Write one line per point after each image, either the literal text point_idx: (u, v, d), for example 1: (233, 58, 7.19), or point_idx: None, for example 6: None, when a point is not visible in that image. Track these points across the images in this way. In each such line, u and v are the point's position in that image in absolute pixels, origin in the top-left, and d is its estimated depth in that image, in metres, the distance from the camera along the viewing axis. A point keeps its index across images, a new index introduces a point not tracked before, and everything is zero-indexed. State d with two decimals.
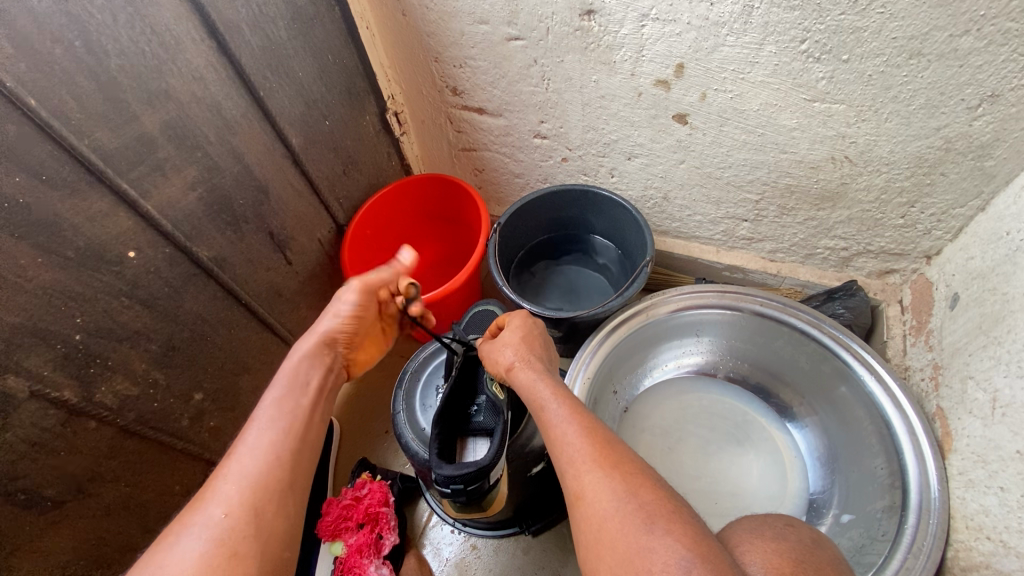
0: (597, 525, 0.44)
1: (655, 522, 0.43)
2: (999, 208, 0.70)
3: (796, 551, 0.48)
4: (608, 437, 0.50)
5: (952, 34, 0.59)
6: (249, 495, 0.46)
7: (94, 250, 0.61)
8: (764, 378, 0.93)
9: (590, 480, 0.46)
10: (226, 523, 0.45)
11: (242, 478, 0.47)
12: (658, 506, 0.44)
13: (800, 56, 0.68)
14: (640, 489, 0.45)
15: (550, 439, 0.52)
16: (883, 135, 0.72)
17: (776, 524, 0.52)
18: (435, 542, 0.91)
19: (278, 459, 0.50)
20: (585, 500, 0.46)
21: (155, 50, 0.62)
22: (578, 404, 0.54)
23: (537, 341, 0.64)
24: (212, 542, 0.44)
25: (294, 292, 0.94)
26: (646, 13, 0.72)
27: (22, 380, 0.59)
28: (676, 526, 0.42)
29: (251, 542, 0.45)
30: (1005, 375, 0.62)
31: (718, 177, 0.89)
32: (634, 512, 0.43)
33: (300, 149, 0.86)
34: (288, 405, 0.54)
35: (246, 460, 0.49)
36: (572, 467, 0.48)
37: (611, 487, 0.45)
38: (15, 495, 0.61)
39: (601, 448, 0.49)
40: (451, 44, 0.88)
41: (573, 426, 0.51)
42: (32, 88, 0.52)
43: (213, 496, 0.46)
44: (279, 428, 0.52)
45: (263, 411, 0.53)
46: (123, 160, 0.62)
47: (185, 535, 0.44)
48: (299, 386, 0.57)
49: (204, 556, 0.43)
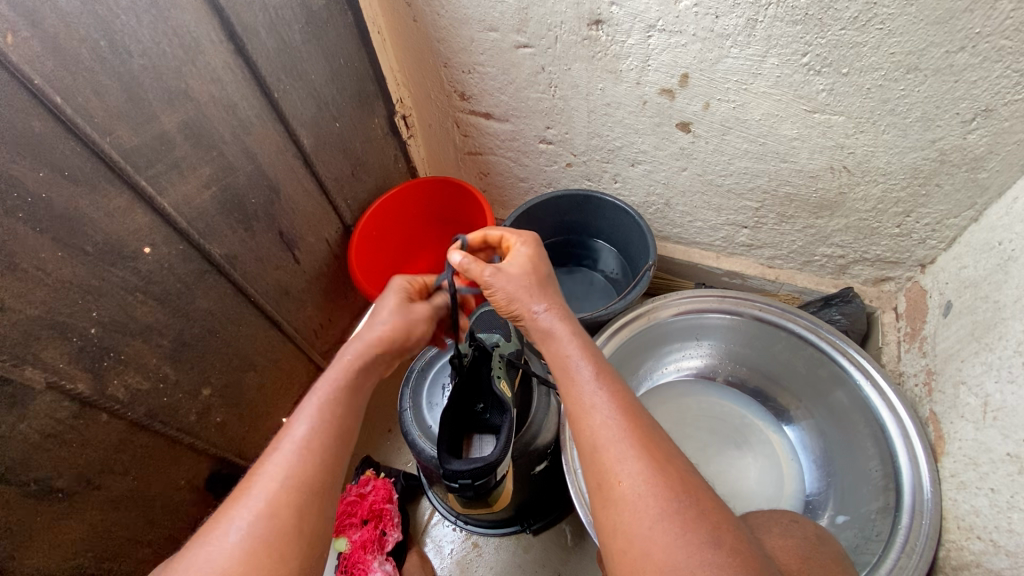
0: (648, 523, 0.42)
1: (718, 536, 0.41)
2: (992, 219, 0.72)
3: (803, 547, 0.51)
4: (649, 424, 0.49)
5: (949, 50, 0.61)
6: (293, 496, 0.46)
7: (112, 246, 0.63)
8: (761, 381, 0.95)
9: (642, 474, 0.44)
10: (270, 522, 0.44)
11: (287, 476, 0.46)
12: (716, 516, 0.43)
13: (801, 69, 0.70)
14: (698, 494, 0.44)
15: (580, 414, 0.49)
16: (880, 146, 0.74)
17: (782, 520, 0.54)
18: (437, 540, 0.92)
19: (324, 460, 0.48)
20: (635, 493, 0.44)
21: (176, 51, 0.64)
22: (613, 378, 0.52)
23: (549, 278, 0.60)
24: (255, 540, 0.44)
25: (300, 291, 0.95)
26: (653, 24, 0.74)
27: (39, 372, 0.60)
28: (733, 541, 0.42)
29: (293, 544, 0.45)
30: (997, 381, 0.64)
31: (719, 184, 0.91)
32: (693, 518, 0.42)
33: (310, 149, 0.88)
34: (338, 403, 0.51)
35: (292, 456, 0.47)
36: (616, 453, 0.46)
37: (666, 486, 0.44)
38: (28, 485, 0.62)
39: (647, 441, 0.46)
40: (460, 50, 0.90)
41: (613, 406, 0.49)
42: (58, 86, 0.54)
43: (257, 494, 0.45)
44: (329, 427, 0.50)
45: (312, 401, 0.51)
46: (142, 157, 0.63)
47: (228, 530, 0.44)
48: (352, 385, 0.53)
49: (246, 557, 0.43)
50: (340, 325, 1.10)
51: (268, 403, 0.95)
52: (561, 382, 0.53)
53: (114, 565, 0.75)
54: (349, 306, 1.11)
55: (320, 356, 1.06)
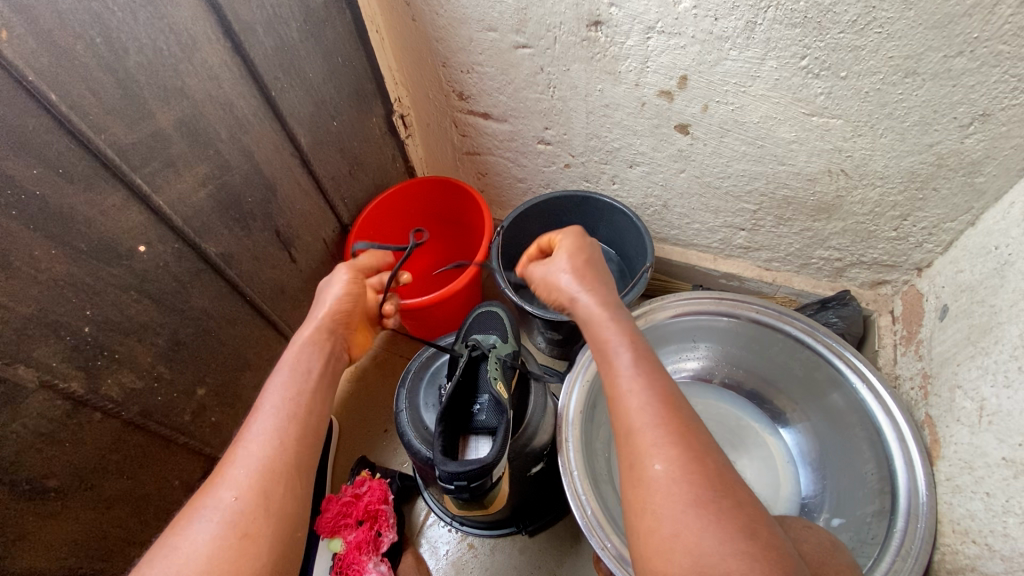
0: (678, 506, 0.42)
1: (751, 529, 0.41)
2: (988, 223, 0.72)
3: (818, 552, 0.51)
4: (687, 411, 0.48)
5: (947, 54, 0.61)
6: (252, 478, 0.47)
7: (106, 244, 0.62)
8: (757, 383, 0.95)
9: (677, 460, 0.44)
10: (233, 504, 0.46)
11: (246, 461, 0.48)
12: (748, 508, 0.42)
13: (800, 72, 0.70)
14: (732, 485, 0.43)
15: (618, 396, 0.49)
16: (878, 150, 0.75)
17: (797, 526, 0.55)
18: (432, 541, 0.92)
19: (282, 443, 0.50)
20: (668, 475, 0.43)
21: (172, 49, 0.63)
22: (652, 363, 0.51)
23: (598, 270, 0.61)
24: (218, 522, 0.45)
25: (296, 290, 0.95)
26: (652, 26, 0.74)
27: (32, 371, 0.59)
28: (764, 536, 0.41)
29: (259, 523, 0.46)
30: (992, 385, 0.64)
31: (717, 186, 0.91)
32: (725, 509, 0.42)
33: (308, 148, 0.88)
34: (290, 389, 0.54)
35: (251, 442, 0.49)
36: (651, 437, 0.45)
37: (700, 474, 0.43)
38: (20, 485, 0.61)
39: (683, 428, 0.46)
40: (459, 49, 0.90)
41: (652, 390, 0.48)
42: (53, 83, 0.53)
43: (221, 481, 0.47)
44: (282, 409, 0.52)
45: (268, 393, 0.54)
46: (137, 155, 0.63)
47: (194, 518, 0.45)
48: (301, 370, 0.57)
49: (212, 538, 0.44)
50: None
51: None
52: (602, 363, 0.52)
53: (106, 565, 0.75)
54: None
55: None
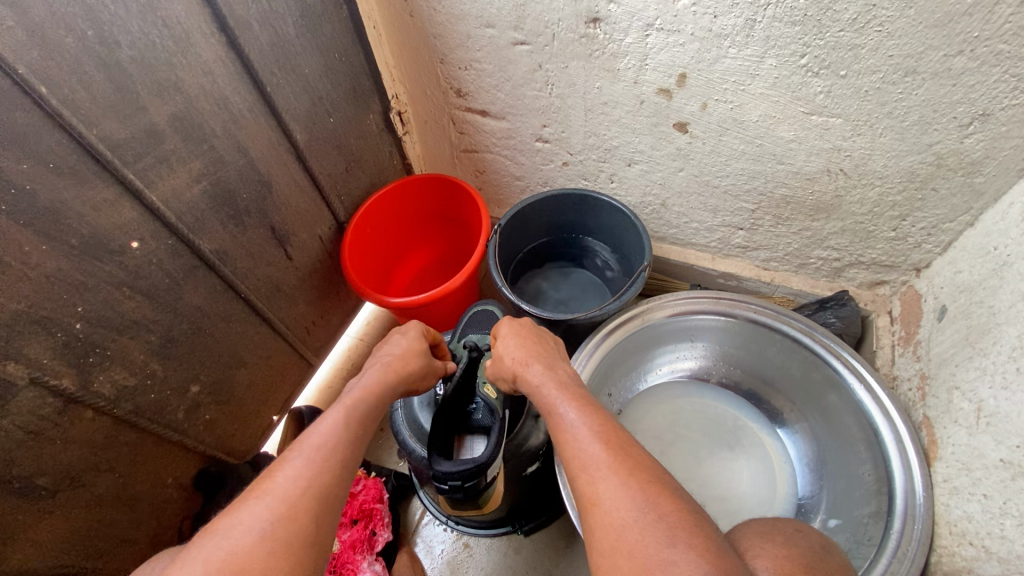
0: (614, 531, 0.43)
1: (677, 535, 0.42)
2: (988, 224, 0.72)
3: (806, 556, 0.49)
4: (623, 440, 0.49)
5: (947, 53, 0.61)
6: (313, 502, 0.45)
7: (97, 240, 0.62)
8: (755, 383, 0.95)
9: (608, 488, 0.46)
10: (290, 524, 0.43)
11: (308, 479, 0.46)
12: (679, 519, 0.43)
13: (799, 70, 0.70)
14: (663, 500, 0.44)
15: (560, 443, 0.51)
16: (878, 149, 0.74)
17: (784, 529, 0.53)
18: (427, 540, 0.91)
19: (341, 471, 0.49)
20: (602, 506, 0.45)
21: (165, 43, 0.63)
22: (591, 406, 0.54)
23: (533, 335, 0.65)
24: (274, 542, 0.42)
25: (292, 288, 0.94)
26: (651, 23, 0.73)
27: (23, 368, 0.59)
28: (698, 543, 0.41)
29: (309, 551, 0.43)
30: (990, 387, 0.64)
31: (715, 185, 0.91)
32: (654, 523, 0.43)
33: (304, 145, 0.87)
34: (356, 422, 0.53)
35: (312, 460, 0.48)
36: (588, 473, 0.47)
37: (630, 496, 0.45)
38: (11, 483, 0.61)
39: (617, 457, 0.48)
40: (457, 46, 0.89)
41: (587, 429, 0.50)
42: (43, 76, 0.53)
43: (272, 489, 0.45)
44: (348, 437, 0.51)
45: (330, 415, 0.53)
46: (130, 150, 0.62)
47: (244, 528, 0.42)
48: (368, 403, 0.56)
49: (264, 558, 0.41)
50: (333, 323, 1.09)
51: (259, 401, 0.95)
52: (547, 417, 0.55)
53: (99, 564, 0.74)
54: (342, 303, 1.10)
55: (311, 353, 1.05)
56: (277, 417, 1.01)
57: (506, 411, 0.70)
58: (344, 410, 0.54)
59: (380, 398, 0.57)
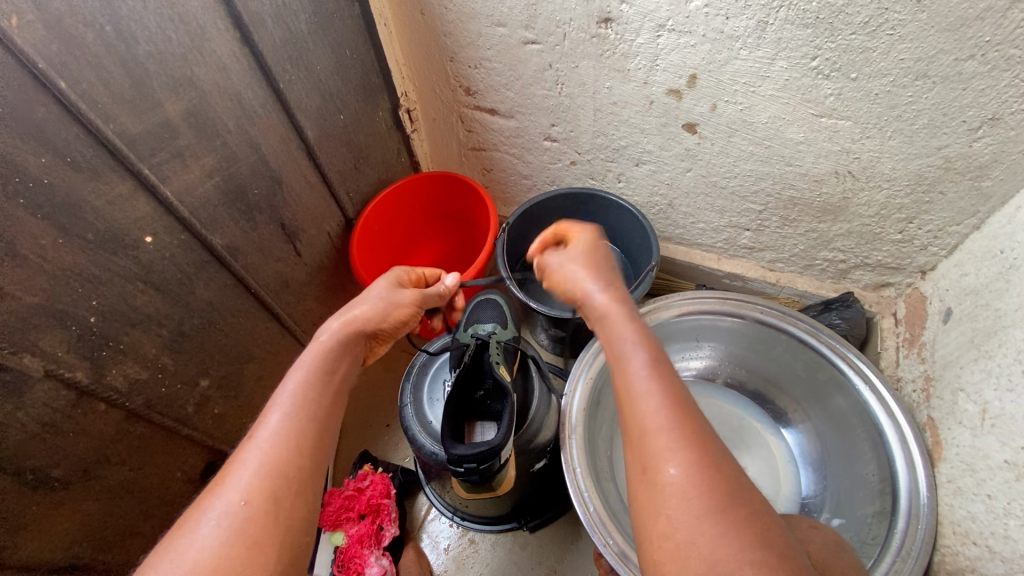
0: (691, 517, 0.38)
1: (768, 537, 0.37)
2: (994, 227, 0.72)
3: (824, 551, 0.51)
4: (700, 417, 0.44)
5: (958, 58, 0.61)
6: (268, 485, 0.45)
7: (112, 234, 0.62)
8: (761, 383, 0.95)
9: (688, 467, 0.40)
10: (245, 512, 0.43)
11: (262, 464, 0.45)
12: (767, 520, 0.38)
13: (810, 73, 0.70)
14: (750, 492, 0.40)
15: (626, 399, 0.45)
16: (886, 152, 0.75)
17: (802, 527, 0.55)
18: (433, 536, 0.92)
19: (300, 448, 0.48)
20: (682, 482, 0.39)
21: (182, 38, 0.63)
22: (664, 363, 0.47)
23: (602, 264, 0.60)
24: (229, 532, 0.42)
25: (301, 283, 0.95)
26: (663, 24, 0.73)
27: (38, 360, 0.59)
28: (779, 545, 0.37)
29: (271, 532, 0.44)
30: (995, 389, 0.64)
31: (723, 186, 0.91)
32: (743, 522, 0.37)
33: (314, 141, 0.87)
34: (312, 390, 0.51)
35: (270, 444, 0.47)
36: (663, 442, 0.41)
37: (716, 484, 0.39)
38: (23, 474, 0.61)
39: (694, 435, 0.42)
40: (468, 44, 0.89)
41: (661, 390, 0.44)
42: (63, 70, 0.53)
43: (232, 479, 0.44)
44: (303, 418, 0.49)
45: (286, 390, 0.51)
46: (145, 145, 0.62)
47: (202, 519, 0.43)
48: (322, 370, 0.53)
49: (220, 547, 0.41)
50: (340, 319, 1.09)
51: (267, 395, 0.95)
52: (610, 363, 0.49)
53: (108, 556, 0.75)
54: (350, 299, 1.11)
55: None
56: None
57: (514, 393, 0.71)
58: (301, 380, 0.52)
59: (336, 352, 0.56)
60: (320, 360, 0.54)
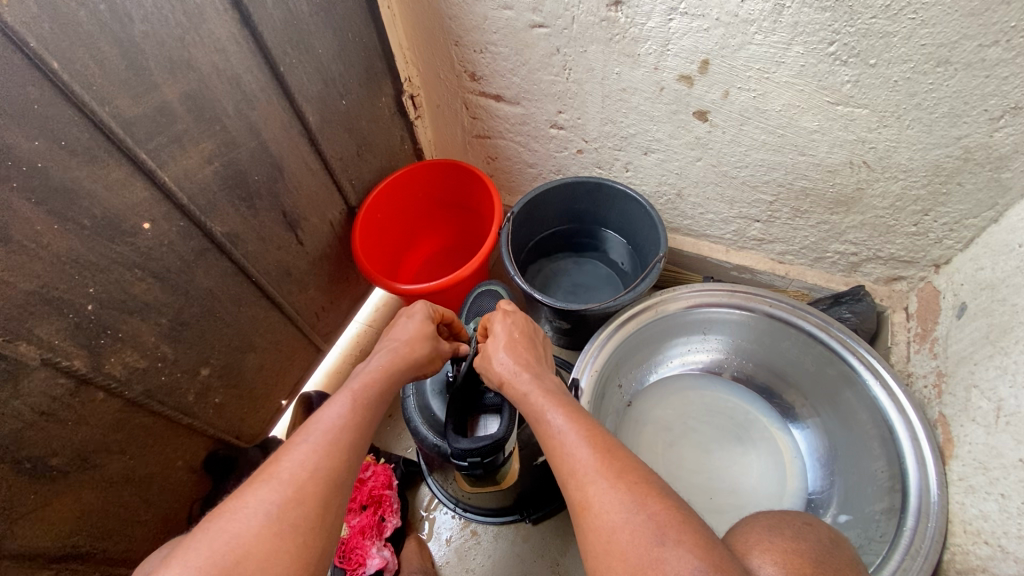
0: (606, 534, 0.41)
1: (665, 533, 0.40)
2: (1013, 220, 0.70)
3: (815, 552, 0.44)
4: (612, 444, 0.48)
5: (982, 43, 0.59)
6: (320, 486, 0.44)
7: (109, 220, 0.61)
8: (768, 377, 0.94)
9: (598, 489, 0.43)
10: (297, 507, 0.43)
11: (316, 465, 0.45)
12: (669, 516, 0.41)
13: (827, 59, 0.68)
14: (649, 497, 0.42)
15: (551, 453, 0.49)
16: (904, 141, 0.72)
17: (793, 522, 0.48)
18: (435, 527, 0.92)
19: (348, 455, 0.47)
20: (596, 508, 0.43)
21: (178, 19, 0.61)
22: (580, 414, 0.51)
23: (525, 344, 0.62)
24: (281, 524, 0.41)
25: (303, 272, 0.94)
26: (675, 7, 0.71)
27: (35, 348, 0.58)
28: (677, 535, 0.40)
29: (315, 534, 0.43)
30: (1011, 386, 0.63)
31: (734, 176, 0.89)
32: (643, 524, 0.40)
33: (316, 127, 0.86)
34: (362, 406, 0.51)
35: (322, 447, 0.46)
36: (576, 478, 0.45)
37: (618, 497, 0.42)
38: (21, 462, 0.61)
39: (606, 456, 0.46)
40: (473, 28, 0.87)
41: (574, 432, 0.48)
42: (56, 50, 0.51)
43: (282, 475, 0.44)
44: (353, 432, 0.49)
45: (337, 401, 0.51)
46: (142, 129, 0.61)
47: (249, 513, 0.41)
48: (373, 393, 0.54)
49: (269, 542, 0.40)
50: (343, 308, 1.08)
51: (268, 386, 0.94)
52: (537, 428, 0.52)
53: (109, 545, 0.74)
54: (353, 289, 1.09)
55: (320, 339, 1.04)
56: (287, 401, 1.01)
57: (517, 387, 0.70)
58: (352, 397, 0.52)
59: (385, 384, 0.55)
60: (373, 384, 0.54)
